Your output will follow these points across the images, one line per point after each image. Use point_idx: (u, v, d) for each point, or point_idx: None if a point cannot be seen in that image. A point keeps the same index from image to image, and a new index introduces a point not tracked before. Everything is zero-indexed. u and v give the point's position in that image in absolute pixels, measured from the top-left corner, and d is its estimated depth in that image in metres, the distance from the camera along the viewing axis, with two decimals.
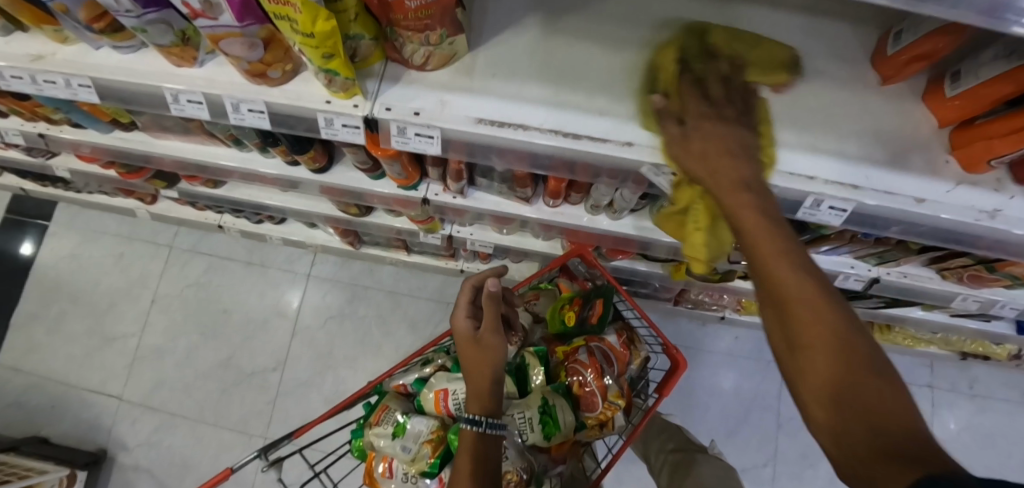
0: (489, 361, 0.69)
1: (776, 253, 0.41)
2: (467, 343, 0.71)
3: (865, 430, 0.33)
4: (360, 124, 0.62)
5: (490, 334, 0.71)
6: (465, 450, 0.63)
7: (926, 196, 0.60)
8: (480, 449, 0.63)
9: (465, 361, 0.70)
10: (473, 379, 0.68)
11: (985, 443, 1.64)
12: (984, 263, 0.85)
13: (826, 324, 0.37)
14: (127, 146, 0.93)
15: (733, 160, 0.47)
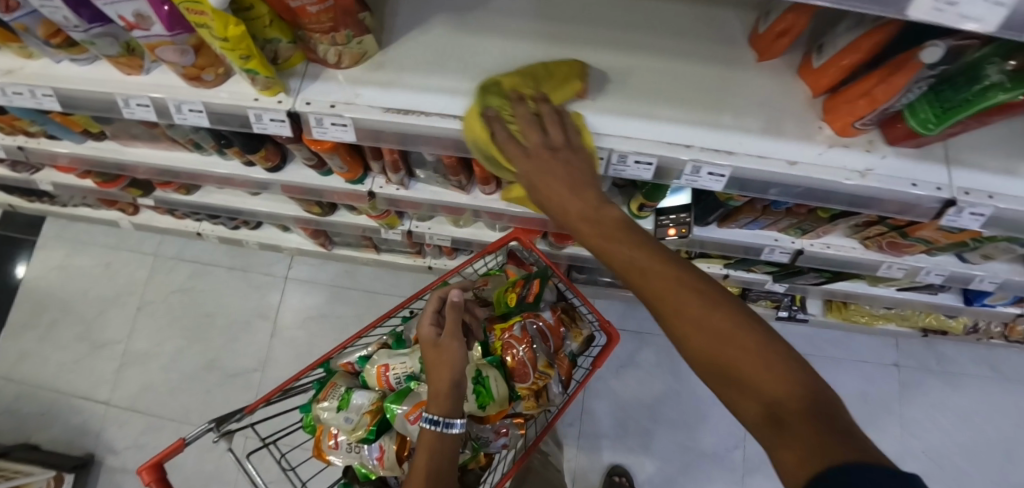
0: (447, 364, 0.70)
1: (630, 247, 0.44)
2: (430, 348, 0.73)
3: (754, 398, 0.35)
4: (285, 118, 0.69)
5: (451, 338, 0.72)
6: (423, 448, 0.66)
7: (800, 159, 0.65)
8: (435, 450, 0.65)
9: (428, 364, 0.72)
10: (433, 383, 0.70)
11: (959, 420, 1.65)
12: (897, 230, 0.90)
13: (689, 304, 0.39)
14: (98, 155, 1.01)
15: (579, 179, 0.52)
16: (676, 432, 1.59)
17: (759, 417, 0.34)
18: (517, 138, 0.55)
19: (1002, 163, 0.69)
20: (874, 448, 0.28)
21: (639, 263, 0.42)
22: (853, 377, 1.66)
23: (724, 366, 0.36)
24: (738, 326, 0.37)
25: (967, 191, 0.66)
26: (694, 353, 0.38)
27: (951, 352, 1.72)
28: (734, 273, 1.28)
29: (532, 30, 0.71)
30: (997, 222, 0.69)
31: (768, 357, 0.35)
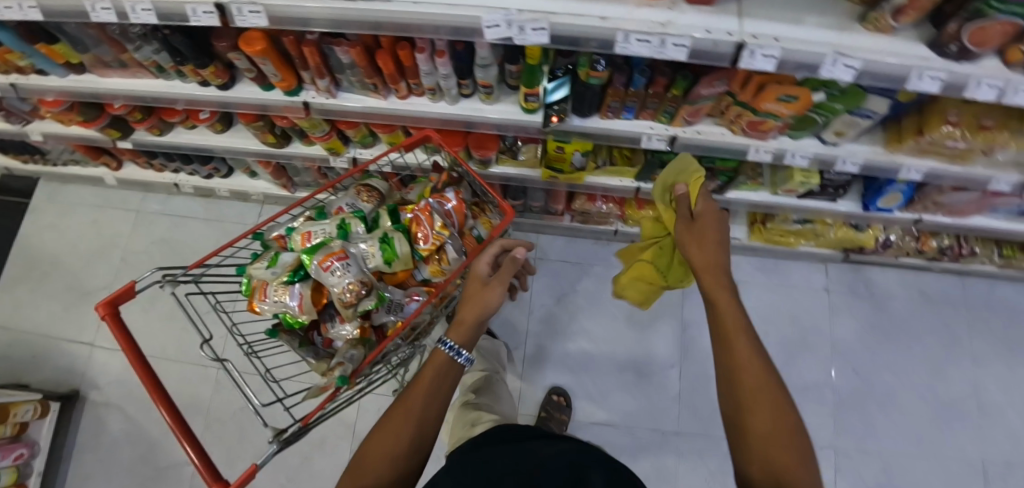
0: (483, 302, 0.79)
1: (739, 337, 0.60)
2: (475, 285, 0.83)
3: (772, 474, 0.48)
4: (213, 9, 0.87)
5: (497, 283, 0.82)
6: (432, 366, 0.71)
7: (610, 16, 0.82)
8: (441, 369, 0.71)
9: (467, 295, 0.82)
10: (466, 313, 0.79)
11: (885, 338, 1.75)
12: (745, 106, 1.04)
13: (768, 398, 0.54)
14: (78, 85, 1.21)
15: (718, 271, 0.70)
16: (615, 354, 1.70)
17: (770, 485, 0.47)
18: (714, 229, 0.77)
19: (791, 17, 0.84)
20: None
21: (737, 332, 0.60)
22: (782, 301, 1.78)
23: (765, 446, 0.50)
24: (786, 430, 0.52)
25: (755, 36, 0.81)
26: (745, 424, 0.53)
27: (878, 276, 1.83)
28: (644, 186, 1.41)
29: None
30: (790, 64, 0.83)
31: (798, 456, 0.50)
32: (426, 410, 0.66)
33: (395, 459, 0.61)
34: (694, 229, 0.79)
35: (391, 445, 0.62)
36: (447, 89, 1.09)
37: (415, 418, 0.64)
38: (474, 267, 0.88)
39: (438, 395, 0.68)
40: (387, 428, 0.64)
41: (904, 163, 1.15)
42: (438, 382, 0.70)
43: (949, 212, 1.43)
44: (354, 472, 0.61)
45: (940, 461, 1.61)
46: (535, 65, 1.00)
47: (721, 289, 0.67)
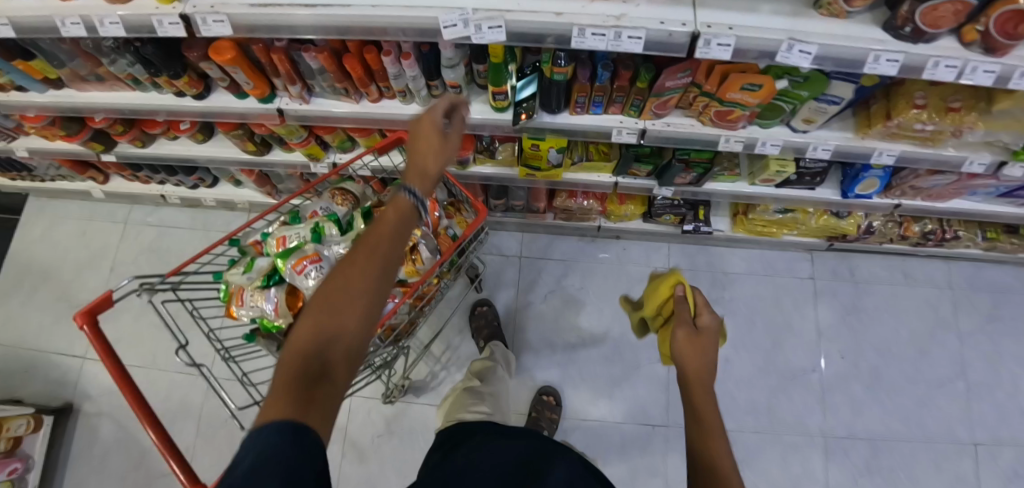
0: (440, 154, 0.72)
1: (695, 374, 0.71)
2: (433, 134, 0.72)
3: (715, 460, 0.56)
4: (178, 20, 0.89)
5: (456, 138, 0.74)
6: (394, 209, 0.62)
7: (565, 11, 0.83)
8: (404, 201, 0.64)
9: (420, 140, 0.72)
10: (418, 158, 0.70)
11: (872, 321, 1.73)
12: (713, 96, 1.05)
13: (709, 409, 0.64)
14: (57, 99, 1.23)
15: (703, 333, 0.78)
16: (601, 349, 1.70)
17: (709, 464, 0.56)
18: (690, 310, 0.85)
19: (746, 5, 0.85)
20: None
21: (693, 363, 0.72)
22: (768, 289, 1.77)
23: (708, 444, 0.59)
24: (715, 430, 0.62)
25: (709, 25, 0.82)
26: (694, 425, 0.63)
27: (864, 262, 1.82)
28: (622, 180, 1.42)
29: None
30: (746, 52, 0.84)
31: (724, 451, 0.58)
32: (395, 240, 0.59)
33: (366, 285, 0.52)
34: (692, 339, 0.76)
35: (361, 274, 0.53)
36: (416, 90, 1.10)
37: (384, 246, 0.57)
38: (427, 115, 0.74)
39: (403, 227, 0.61)
40: (351, 257, 0.55)
41: (875, 147, 1.15)
42: (404, 213, 0.62)
43: (929, 195, 1.43)
44: (316, 307, 0.50)
45: (933, 445, 1.59)
46: (500, 63, 1.01)
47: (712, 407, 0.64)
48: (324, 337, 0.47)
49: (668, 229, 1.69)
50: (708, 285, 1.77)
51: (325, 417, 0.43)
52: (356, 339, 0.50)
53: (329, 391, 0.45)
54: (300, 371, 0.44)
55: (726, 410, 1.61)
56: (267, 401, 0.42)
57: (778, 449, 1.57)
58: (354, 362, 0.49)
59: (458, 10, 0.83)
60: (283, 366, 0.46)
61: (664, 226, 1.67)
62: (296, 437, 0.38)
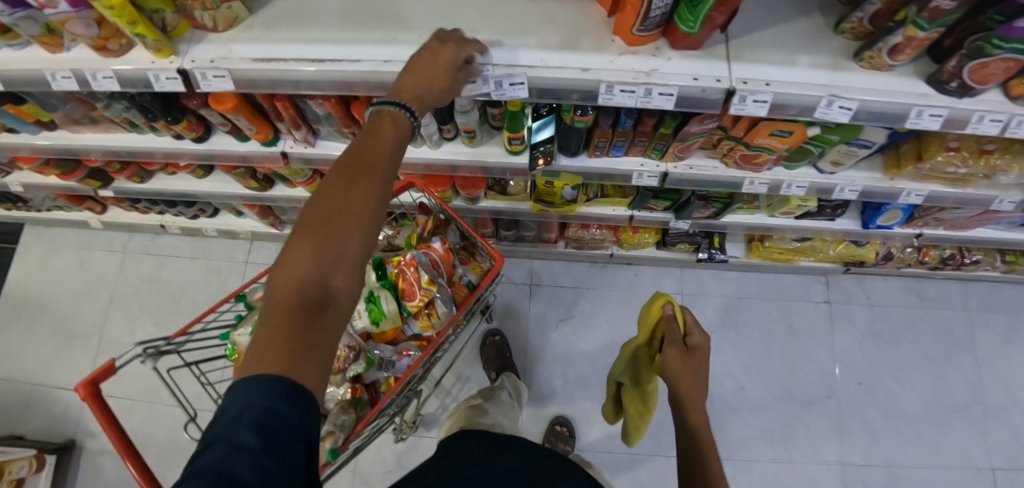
0: (442, 93, 0.70)
1: (693, 392, 0.84)
2: (443, 71, 0.70)
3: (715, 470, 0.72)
4: (176, 75, 0.84)
5: (460, 85, 0.73)
6: (384, 134, 0.61)
7: (592, 66, 0.77)
8: (398, 133, 0.63)
9: (421, 64, 0.69)
10: (421, 85, 0.68)
11: (888, 346, 1.71)
12: (739, 141, 1.00)
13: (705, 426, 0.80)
14: (50, 142, 1.17)
15: (691, 355, 0.90)
16: None
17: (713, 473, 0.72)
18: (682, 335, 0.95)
19: (782, 57, 0.80)
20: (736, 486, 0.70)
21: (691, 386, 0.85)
22: (782, 313, 1.74)
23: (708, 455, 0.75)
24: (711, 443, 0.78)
25: (745, 81, 0.77)
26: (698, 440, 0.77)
27: (879, 285, 1.79)
28: (637, 213, 1.37)
29: None
30: (783, 107, 0.80)
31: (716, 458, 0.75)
32: (388, 174, 0.58)
33: (360, 221, 0.52)
34: (684, 360, 0.89)
35: (354, 209, 0.52)
36: (428, 135, 1.05)
37: (378, 179, 0.56)
38: (448, 49, 0.71)
39: (395, 160, 0.60)
40: (345, 187, 0.53)
41: (904, 187, 1.12)
42: (396, 145, 0.61)
43: (951, 225, 1.40)
44: (307, 235, 0.49)
45: (951, 472, 1.57)
46: (517, 110, 0.95)
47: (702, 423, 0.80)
48: (319, 270, 0.48)
49: (682, 256, 1.65)
50: (722, 311, 1.74)
51: (321, 354, 0.46)
52: (351, 273, 0.51)
53: (325, 327, 0.47)
54: (296, 305, 0.46)
55: (741, 439, 1.59)
56: (263, 334, 0.44)
57: (796, 477, 1.55)
58: (349, 295, 0.51)
59: (489, 61, 0.77)
60: (277, 296, 0.47)
61: (678, 253, 1.63)
62: (294, 389, 0.41)
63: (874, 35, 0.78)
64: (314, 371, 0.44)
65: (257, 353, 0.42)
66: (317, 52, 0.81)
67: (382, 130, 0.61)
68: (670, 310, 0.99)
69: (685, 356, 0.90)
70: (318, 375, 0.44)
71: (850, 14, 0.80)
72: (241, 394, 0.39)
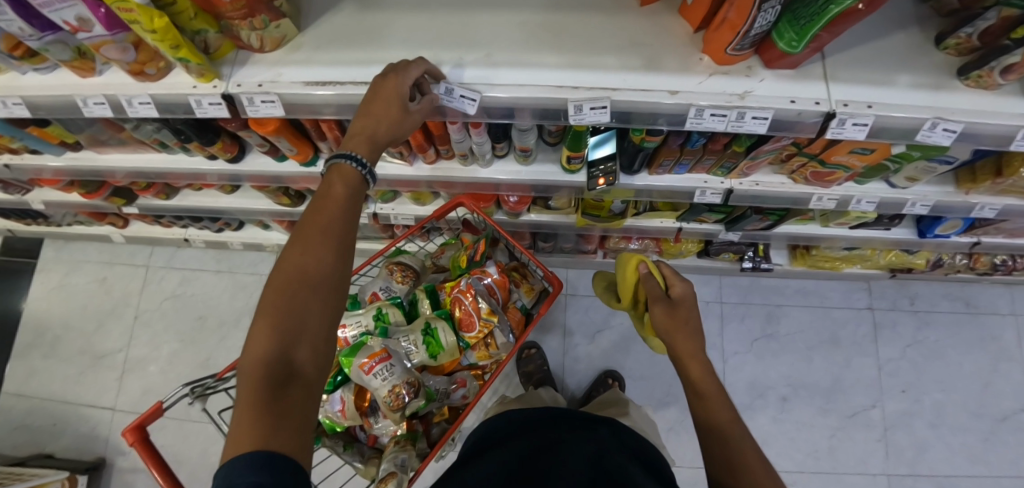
0: (396, 128, 0.65)
1: (690, 356, 0.73)
2: (393, 106, 0.64)
3: (733, 458, 0.62)
4: (221, 101, 0.77)
5: (417, 117, 0.68)
6: (337, 187, 0.59)
7: (680, 89, 0.71)
8: (351, 184, 0.60)
9: (368, 101, 0.64)
10: (369, 127, 0.63)
11: (934, 356, 1.68)
12: (815, 158, 0.94)
13: (714, 396, 0.69)
14: (76, 164, 1.12)
15: (683, 312, 0.78)
16: (653, 391, 1.64)
17: (730, 466, 0.62)
18: (662, 293, 0.83)
19: (881, 76, 0.75)
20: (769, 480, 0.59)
21: (686, 349, 0.74)
22: (820, 321, 1.72)
23: (722, 437, 0.65)
24: (726, 416, 0.67)
25: (845, 103, 0.71)
26: (706, 417, 0.68)
27: (922, 290, 1.75)
28: (687, 225, 1.32)
29: (432, 2, 0.81)
30: (882, 131, 0.74)
31: (738, 435, 0.65)
32: (345, 229, 0.56)
33: (319, 286, 0.51)
34: (671, 314, 0.78)
35: (311, 274, 0.51)
36: (480, 154, 0.98)
37: (333, 237, 0.54)
38: (392, 78, 0.65)
39: (350, 213, 0.58)
40: (298, 255, 0.51)
41: (978, 202, 1.06)
42: (349, 196, 0.59)
43: (1011, 234, 1.34)
44: (267, 316, 0.48)
45: (994, 479, 1.56)
46: (581, 131, 0.89)
47: (707, 376, 0.71)
48: (281, 345, 0.46)
49: (725, 265, 1.61)
50: (761, 319, 1.72)
51: (296, 430, 0.43)
52: (316, 341, 0.49)
53: (296, 399, 0.45)
54: (262, 383, 0.43)
55: (784, 453, 1.59)
56: (233, 421, 0.41)
57: None
58: (319, 362, 0.49)
59: (516, 85, 0.72)
60: (243, 380, 0.44)
61: (719, 262, 1.59)
62: (272, 463, 0.38)
63: (983, 52, 0.71)
64: (291, 447, 0.41)
65: (229, 443, 0.40)
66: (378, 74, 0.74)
67: (331, 186, 0.58)
68: (643, 266, 0.88)
69: (673, 316, 0.77)
70: (296, 450, 0.41)
71: (953, 29, 0.74)
72: (218, 481, 0.37)
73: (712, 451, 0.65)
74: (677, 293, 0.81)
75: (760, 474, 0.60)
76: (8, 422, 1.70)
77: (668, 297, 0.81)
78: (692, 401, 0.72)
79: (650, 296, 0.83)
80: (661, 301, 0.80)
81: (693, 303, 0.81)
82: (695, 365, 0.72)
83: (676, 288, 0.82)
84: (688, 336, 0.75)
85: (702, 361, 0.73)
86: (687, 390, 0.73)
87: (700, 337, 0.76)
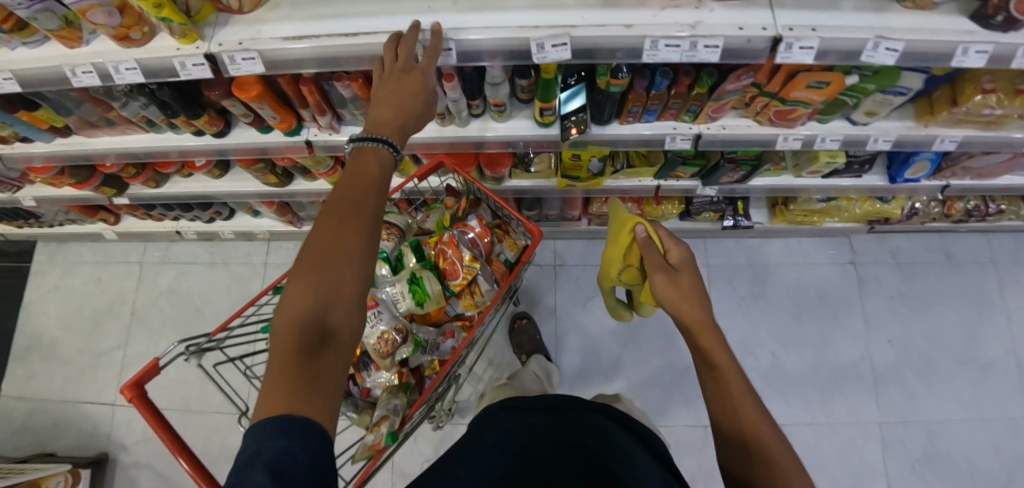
0: (421, 119, 0.67)
1: (701, 327, 0.68)
2: (418, 97, 0.66)
3: (746, 438, 0.58)
4: (204, 61, 0.81)
5: (435, 105, 0.71)
6: (367, 164, 0.59)
7: (635, 22, 0.76)
8: (382, 165, 0.60)
9: (396, 94, 0.65)
10: (398, 116, 0.64)
11: (918, 306, 1.72)
12: (774, 97, 0.99)
13: (727, 366, 0.64)
14: (67, 148, 1.15)
15: (687, 277, 0.74)
16: (646, 355, 1.67)
17: (741, 444, 0.59)
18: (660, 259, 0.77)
19: (824, 3, 0.79)
20: (787, 460, 0.56)
21: (696, 318, 0.69)
22: (806, 278, 1.76)
23: (733, 413, 0.61)
24: (738, 392, 0.62)
25: (790, 28, 0.75)
26: (719, 392, 0.64)
27: (903, 244, 1.79)
28: (664, 183, 1.36)
29: None
30: (829, 55, 0.78)
31: (754, 414, 0.60)
32: (377, 208, 0.57)
33: (353, 260, 0.51)
34: (675, 285, 0.72)
35: (345, 249, 0.51)
36: (456, 112, 1.03)
37: (366, 213, 0.55)
38: (416, 75, 0.68)
39: (383, 191, 0.58)
40: (331, 229, 0.52)
41: (937, 135, 1.09)
42: (380, 176, 0.59)
43: (978, 175, 1.39)
44: (301, 283, 0.49)
45: (984, 424, 1.59)
46: (551, 78, 0.93)
47: (720, 347, 0.66)
48: (315, 315, 0.47)
49: (708, 226, 1.65)
50: (748, 279, 1.76)
51: (326, 400, 0.43)
52: (348, 313, 0.50)
53: (328, 364, 0.46)
54: (295, 349, 0.44)
55: (778, 408, 1.61)
56: (268, 382, 0.42)
57: (834, 442, 1.58)
58: (350, 333, 0.50)
59: (482, 27, 0.76)
60: (278, 346, 0.45)
61: (702, 223, 1.63)
62: (305, 428, 0.38)
63: None
64: (320, 413, 0.42)
65: (263, 403, 0.41)
66: (351, 25, 0.79)
67: (365, 161, 0.59)
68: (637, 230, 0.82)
69: (679, 286, 0.72)
70: (324, 419, 0.42)
71: None
72: (251, 439, 0.37)
73: (725, 426, 0.62)
74: (679, 253, 0.77)
75: (776, 458, 0.56)
76: (10, 424, 1.72)
77: (667, 263, 0.76)
78: (704, 373, 0.67)
79: (650, 265, 0.77)
80: (661, 271, 0.75)
81: (692, 267, 0.77)
82: (708, 337, 0.67)
83: (672, 252, 0.77)
84: (698, 304, 0.70)
85: (715, 333, 0.68)
86: (698, 361, 0.69)
87: (709, 304, 0.71)
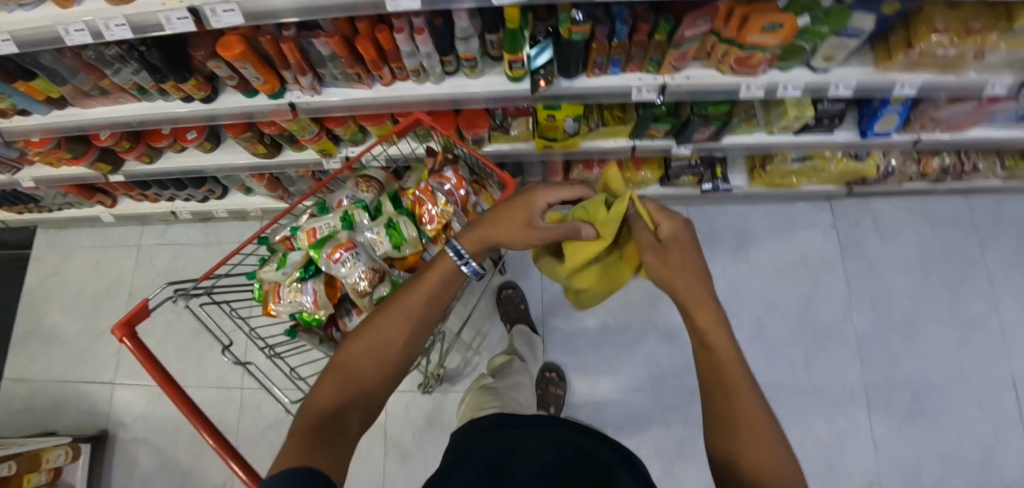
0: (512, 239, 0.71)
1: (698, 304, 0.54)
2: (519, 219, 0.71)
3: (735, 441, 0.44)
4: (187, 14, 0.87)
5: (539, 236, 0.71)
6: (427, 279, 0.66)
7: None
8: (439, 278, 0.67)
9: (507, 213, 0.71)
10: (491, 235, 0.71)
11: (900, 267, 1.74)
12: (730, 42, 1.03)
13: (726, 351, 0.50)
14: (62, 120, 1.22)
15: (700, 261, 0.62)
16: (632, 321, 1.70)
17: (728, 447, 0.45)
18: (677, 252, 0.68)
19: None
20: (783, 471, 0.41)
21: (695, 295, 0.55)
22: (788, 242, 1.78)
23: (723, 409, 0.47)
24: (733, 381, 0.48)
25: None
26: (711, 381, 0.50)
27: (884, 207, 1.82)
28: (639, 143, 1.41)
29: None
30: None
31: (751, 414, 0.45)
32: (423, 319, 0.64)
33: (388, 362, 0.59)
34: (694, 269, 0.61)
35: (385, 351, 0.59)
36: (430, 68, 1.08)
37: (413, 320, 0.63)
38: (530, 200, 0.71)
39: (434, 305, 0.66)
40: (380, 332, 0.61)
41: (896, 80, 1.14)
42: (434, 288, 0.66)
43: (948, 128, 1.42)
44: (340, 377, 0.57)
45: (970, 380, 1.60)
46: (516, 29, 0.96)
47: (723, 331, 0.51)
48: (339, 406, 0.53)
49: (687, 191, 1.69)
50: (731, 245, 1.78)
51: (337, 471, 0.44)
52: (365, 410, 0.55)
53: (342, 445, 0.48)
54: (317, 426, 0.48)
55: (763, 370, 1.63)
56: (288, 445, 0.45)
57: (819, 402, 1.59)
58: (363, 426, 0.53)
59: None
60: (305, 422, 0.50)
61: (681, 188, 1.67)
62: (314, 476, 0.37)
63: None
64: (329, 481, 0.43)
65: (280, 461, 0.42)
66: None
67: (424, 274, 0.67)
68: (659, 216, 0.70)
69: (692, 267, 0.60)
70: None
71: None
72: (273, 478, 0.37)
73: (714, 420, 0.47)
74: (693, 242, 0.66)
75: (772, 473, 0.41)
76: (13, 405, 1.76)
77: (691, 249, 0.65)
78: (700, 357, 0.53)
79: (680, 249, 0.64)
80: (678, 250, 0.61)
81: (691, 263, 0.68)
82: (707, 316, 0.53)
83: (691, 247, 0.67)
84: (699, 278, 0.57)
85: (718, 312, 0.53)
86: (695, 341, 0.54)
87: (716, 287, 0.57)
